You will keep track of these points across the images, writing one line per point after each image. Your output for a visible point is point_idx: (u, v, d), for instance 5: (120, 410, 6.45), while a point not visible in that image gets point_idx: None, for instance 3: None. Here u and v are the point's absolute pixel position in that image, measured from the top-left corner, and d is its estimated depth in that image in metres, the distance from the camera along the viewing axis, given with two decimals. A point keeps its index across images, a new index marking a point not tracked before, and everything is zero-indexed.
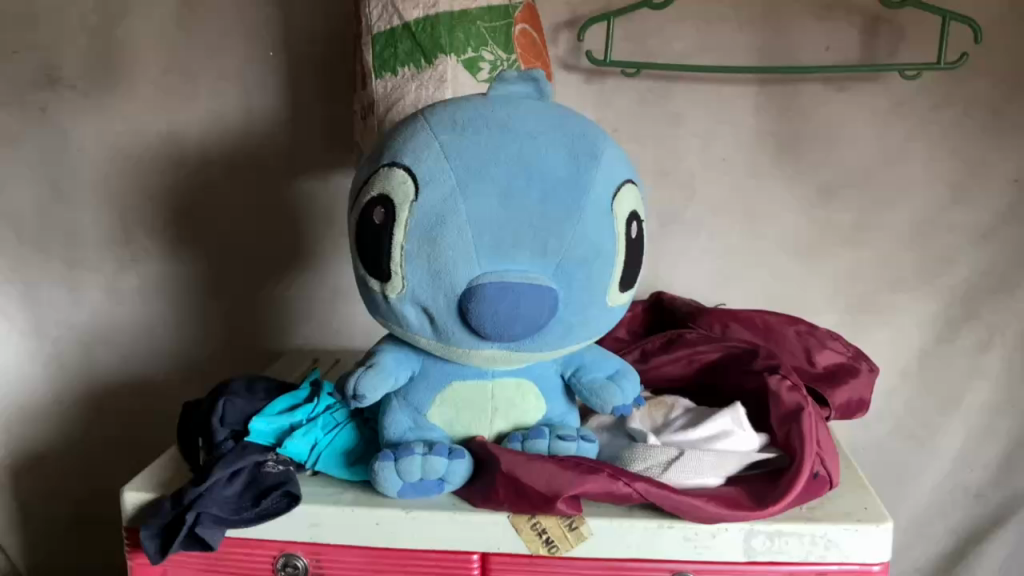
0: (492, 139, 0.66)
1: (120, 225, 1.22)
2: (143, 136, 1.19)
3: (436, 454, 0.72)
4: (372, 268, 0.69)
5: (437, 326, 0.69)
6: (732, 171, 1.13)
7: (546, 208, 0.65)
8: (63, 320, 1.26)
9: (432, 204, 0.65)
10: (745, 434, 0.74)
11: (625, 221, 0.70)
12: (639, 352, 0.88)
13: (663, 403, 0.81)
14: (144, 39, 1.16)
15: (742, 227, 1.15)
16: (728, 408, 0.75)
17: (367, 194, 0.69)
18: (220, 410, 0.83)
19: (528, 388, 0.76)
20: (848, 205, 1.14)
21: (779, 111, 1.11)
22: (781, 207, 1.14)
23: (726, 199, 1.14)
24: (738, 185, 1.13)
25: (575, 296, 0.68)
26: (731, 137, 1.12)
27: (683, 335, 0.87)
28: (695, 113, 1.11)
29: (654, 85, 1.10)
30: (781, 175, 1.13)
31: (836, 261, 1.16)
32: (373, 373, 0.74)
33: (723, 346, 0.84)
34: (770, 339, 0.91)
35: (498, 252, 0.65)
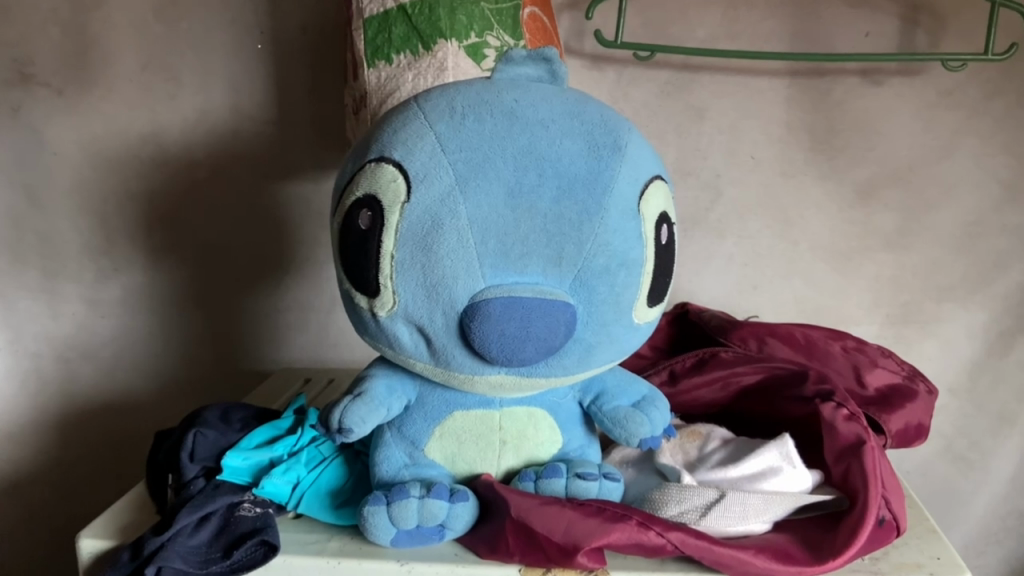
0: (498, 129, 0.55)
1: (102, 230, 1.08)
2: (124, 137, 1.05)
3: (435, 497, 0.62)
4: (359, 281, 0.59)
5: (435, 347, 0.59)
6: (763, 170, 1.02)
7: (563, 209, 0.55)
8: (42, 337, 1.12)
9: (428, 206, 0.55)
10: (796, 472, 0.64)
11: (654, 224, 0.59)
12: (667, 373, 0.78)
13: (697, 434, 0.71)
14: (120, 29, 1.02)
15: (774, 231, 1.05)
16: (775, 441, 0.65)
17: (351, 195, 0.58)
18: (190, 444, 0.73)
19: (541, 418, 0.66)
20: (890, 206, 1.02)
21: (814, 104, 1.00)
22: (816, 208, 1.03)
23: (756, 199, 1.04)
24: (768, 185, 1.03)
25: (596, 313, 0.58)
26: (762, 133, 1.01)
27: (717, 353, 0.76)
28: (720, 106, 1.01)
29: (673, 76, 1.00)
30: (815, 173, 1.02)
31: (877, 266, 1.05)
32: (362, 403, 0.63)
33: (765, 368, 0.73)
34: (814, 357, 0.81)
35: (506, 262, 0.55)
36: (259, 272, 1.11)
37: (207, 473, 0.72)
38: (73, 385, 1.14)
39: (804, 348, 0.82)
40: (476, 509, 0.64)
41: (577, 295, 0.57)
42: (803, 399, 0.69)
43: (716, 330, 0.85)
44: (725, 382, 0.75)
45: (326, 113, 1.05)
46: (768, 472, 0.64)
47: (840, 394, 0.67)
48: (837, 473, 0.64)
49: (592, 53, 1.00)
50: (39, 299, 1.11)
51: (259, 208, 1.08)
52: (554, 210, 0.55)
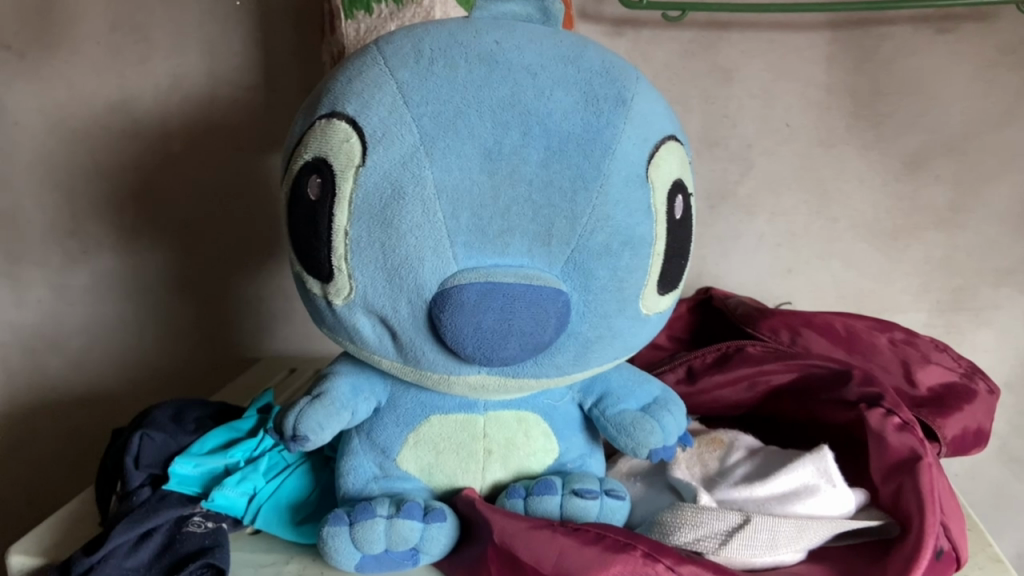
0: (473, 76, 0.45)
1: (70, 209, 0.99)
2: (92, 106, 0.96)
3: (405, 516, 0.53)
4: (310, 263, 0.49)
5: (402, 342, 0.49)
6: (798, 139, 0.91)
7: (553, 176, 0.45)
8: (8, 325, 1.03)
9: (387, 172, 0.45)
10: (836, 491, 0.53)
11: (668, 193, 0.49)
12: (685, 370, 0.67)
13: (719, 442, 0.61)
14: None
15: (811, 207, 0.94)
16: (811, 454, 0.55)
17: (300, 159, 0.48)
18: (135, 448, 0.64)
19: (533, 425, 0.56)
20: (943, 178, 0.91)
21: (857, 63, 0.88)
22: (857, 181, 0.92)
23: (790, 172, 0.93)
24: (804, 156, 0.92)
25: (595, 301, 0.48)
26: (798, 97, 0.90)
27: (744, 348, 0.66)
28: (752, 66, 0.89)
29: (698, 34, 0.88)
30: (858, 142, 0.91)
31: (927, 247, 0.94)
32: (320, 406, 0.54)
33: (800, 365, 0.63)
34: (857, 351, 0.71)
35: (482, 240, 0.45)
36: (243, 254, 1.01)
37: (154, 482, 0.63)
38: (45, 377, 1.05)
39: (845, 340, 0.71)
40: (457, 531, 0.55)
41: (571, 281, 0.47)
42: (845, 405, 0.59)
43: (743, 319, 0.75)
44: (751, 382, 0.64)
45: (312, 77, 0.94)
46: (802, 491, 0.53)
47: (890, 399, 0.57)
48: (886, 493, 0.53)
49: (606, 8, 0.89)
50: (3, 283, 1.02)
51: (242, 182, 0.99)
52: (542, 176, 0.45)
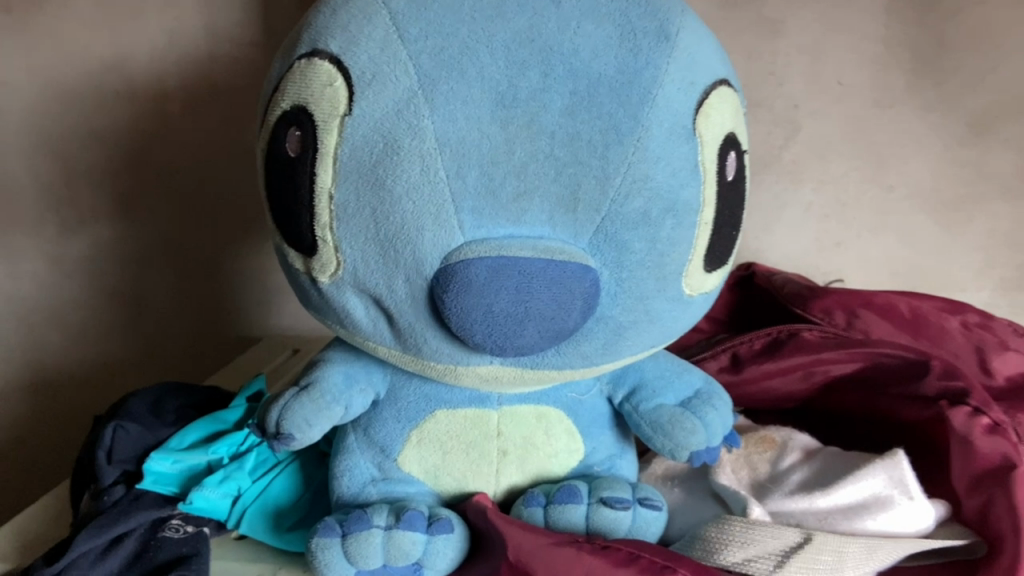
0: (483, 4, 0.37)
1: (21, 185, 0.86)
2: (41, 66, 0.83)
3: (406, 526, 0.45)
4: (291, 233, 0.41)
5: (399, 327, 0.42)
6: (849, 100, 0.76)
7: (580, 128, 0.37)
8: None
9: (377, 122, 0.37)
10: (912, 505, 0.45)
11: (719, 149, 0.41)
12: (730, 356, 0.59)
13: (771, 440, 0.53)
14: None
15: (862, 175, 0.79)
16: (883, 460, 0.46)
17: (276, 108, 0.40)
18: (108, 441, 0.57)
19: (553, 422, 0.48)
20: (1010, 142, 0.75)
21: (920, 11, 0.72)
22: (915, 145, 0.77)
23: (838, 136, 0.78)
24: (856, 119, 0.77)
25: (630, 280, 0.40)
26: (850, 50, 0.74)
27: (798, 332, 0.57)
28: (801, 16, 0.74)
29: None
30: (916, 103, 0.75)
31: (991, 219, 0.78)
32: (309, 400, 0.46)
33: (865, 354, 0.54)
34: (924, 336, 0.62)
35: (494, 205, 0.37)
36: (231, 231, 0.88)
37: (128, 480, 0.56)
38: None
39: (910, 324, 0.62)
40: (466, 543, 0.47)
41: (600, 255, 0.39)
42: (923, 402, 0.51)
43: (792, 300, 0.66)
44: (808, 372, 0.56)
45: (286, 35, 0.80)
46: (873, 505, 0.45)
47: (977, 396, 0.48)
48: (970, 510, 0.45)
49: None
50: None
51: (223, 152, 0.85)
52: (566, 128, 0.37)
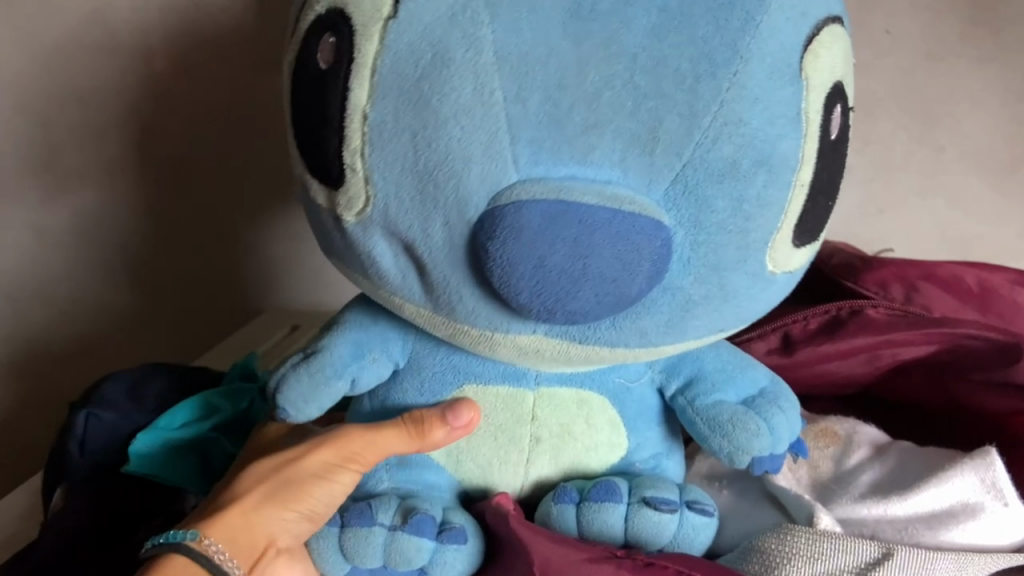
0: None
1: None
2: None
3: (409, 531, 0.39)
4: (315, 161, 0.36)
5: (430, 281, 0.36)
6: (899, 52, 0.62)
7: (666, 53, 0.31)
8: None
9: (428, 28, 0.32)
10: (1006, 511, 0.40)
11: (826, 98, 0.35)
12: (781, 336, 0.53)
13: (833, 435, 0.47)
14: None
15: (911, 134, 0.64)
16: (972, 460, 0.41)
17: (312, 12, 0.35)
18: (79, 430, 0.53)
19: (593, 412, 0.42)
20: None
21: None
22: (972, 101, 0.62)
23: (884, 95, 0.63)
24: (906, 70, 0.62)
25: (707, 244, 0.34)
26: None
27: (863, 309, 0.52)
28: None
29: None
30: (972, 57, 0.61)
31: None
32: (309, 368, 0.40)
33: (944, 336, 0.50)
34: (993, 311, 0.56)
35: (557, 136, 0.31)
36: (242, 203, 0.77)
37: (104, 472, 0.53)
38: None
39: (977, 298, 0.56)
40: (478, 550, 0.41)
41: (676, 211, 0.33)
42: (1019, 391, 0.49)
43: (840, 269, 0.56)
44: (872, 355, 0.52)
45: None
46: (959, 512, 0.40)
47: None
48: None
49: None
50: None
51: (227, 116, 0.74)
52: (651, 51, 0.31)
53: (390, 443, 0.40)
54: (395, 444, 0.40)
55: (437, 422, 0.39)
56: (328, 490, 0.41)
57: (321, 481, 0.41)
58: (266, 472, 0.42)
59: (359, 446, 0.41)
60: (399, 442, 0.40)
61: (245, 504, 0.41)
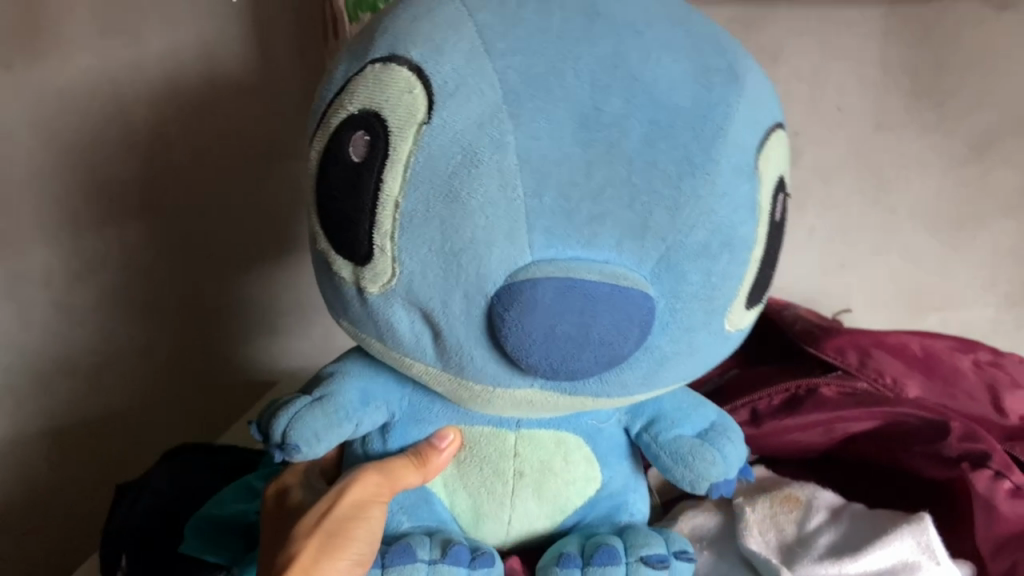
0: (570, 26, 0.37)
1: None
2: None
3: (452, 562, 0.43)
4: (342, 240, 0.41)
5: (443, 344, 0.41)
6: (849, 124, 0.79)
7: (657, 157, 0.38)
8: None
9: (458, 133, 0.37)
10: (937, 567, 0.51)
11: (773, 188, 0.42)
12: (748, 411, 0.66)
13: (795, 500, 0.57)
14: None
15: (866, 197, 0.82)
16: (910, 527, 0.52)
17: (336, 108, 0.40)
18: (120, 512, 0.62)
19: (572, 448, 0.45)
20: (1012, 162, 0.80)
21: (918, 40, 0.76)
22: (917, 166, 0.81)
23: (840, 158, 0.81)
24: (858, 142, 0.80)
25: (683, 309, 0.41)
26: (851, 80, 0.78)
27: (816, 386, 0.64)
28: (800, 44, 0.76)
29: (739, 13, 0.75)
30: (917, 125, 0.79)
31: (996, 236, 0.83)
32: (320, 415, 0.43)
33: (885, 414, 0.62)
34: (938, 374, 0.65)
35: (568, 227, 0.38)
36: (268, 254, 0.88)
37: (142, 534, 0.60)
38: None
39: (922, 361, 0.65)
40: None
41: (660, 284, 0.40)
42: (945, 462, 0.60)
43: (804, 337, 0.68)
44: (827, 427, 0.63)
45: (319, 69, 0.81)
46: (901, 570, 0.51)
47: (997, 458, 0.58)
48: (995, 568, 0.56)
49: None
50: None
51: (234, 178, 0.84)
52: (645, 156, 0.38)
53: (404, 478, 0.44)
54: (410, 474, 0.44)
55: (430, 448, 0.44)
56: (366, 526, 0.45)
57: (357, 520, 0.45)
58: (308, 528, 0.45)
59: (376, 482, 0.44)
60: (413, 475, 0.44)
61: (301, 563, 0.44)
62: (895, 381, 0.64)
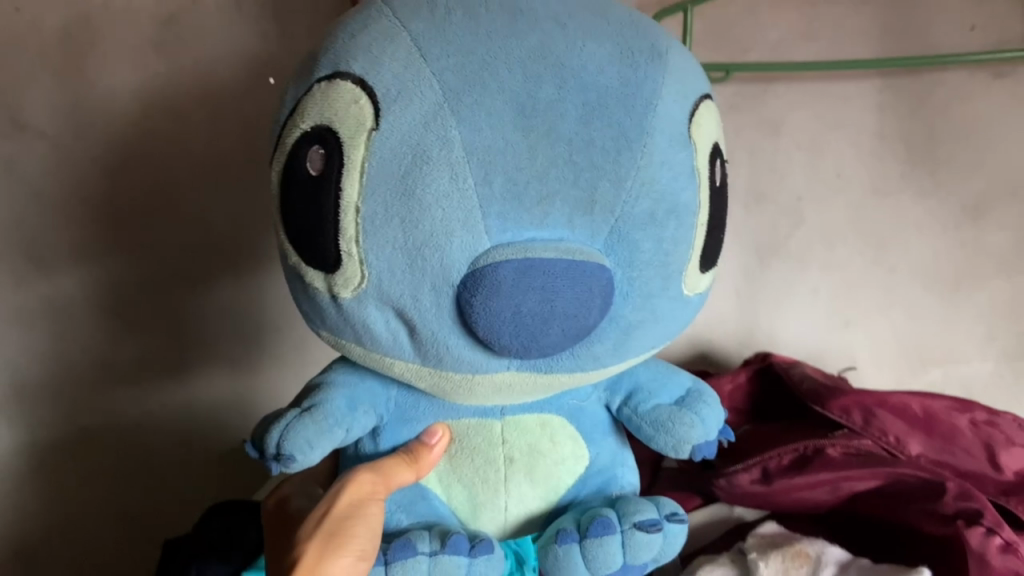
0: (497, 26, 0.42)
1: (108, 276, 0.94)
2: (101, 163, 0.90)
3: (452, 552, 0.45)
4: (313, 251, 0.45)
5: (420, 340, 0.45)
6: (849, 190, 0.97)
7: (592, 135, 0.41)
8: (62, 427, 0.97)
9: (406, 135, 0.42)
10: None
11: (709, 157, 0.46)
12: (760, 470, 0.80)
13: (805, 556, 0.69)
14: (136, 67, 0.87)
15: (867, 256, 1.00)
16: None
17: (296, 130, 0.45)
18: None
19: (557, 428, 0.49)
20: (1003, 226, 0.98)
21: (911, 109, 0.94)
22: (916, 230, 0.98)
23: (845, 223, 0.99)
24: (858, 206, 0.98)
25: (641, 277, 0.44)
26: (848, 148, 0.96)
27: (822, 448, 0.79)
28: (801, 118, 0.95)
29: (743, 89, 0.94)
30: (915, 191, 0.97)
31: (992, 293, 1.00)
32: (312, 422, 0.46)
33: (885, 474, 0.75)
34: (937, 433, 0.80)
35: (519, 209, 0.41)
36: None
37: None
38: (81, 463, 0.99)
39: (924, 421, 0.81)
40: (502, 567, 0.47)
41: (614, 254, 0.43)
42: (942, 518, 0.71)
43: (813, 397, 0.84)
44: (833, 485, 0.78)
45: None
46: None
47: (987, 516, 0.69)
48: None
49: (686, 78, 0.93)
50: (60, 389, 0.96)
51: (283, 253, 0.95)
52: (581, 135, 0.41)
53: (394, 475, 0.47)
54: (399, 472, 0.47)
55: (421, 446, 0.48)
56: (365, 524, 0.48)
57: (356, 520, 0.48)
58: (313, 531, 0.49)
59: (369, 481, 0.47)
60: (401, 473, 0.47)
61: (307, 563, 0.48)
62: (897, 438, 0.79)
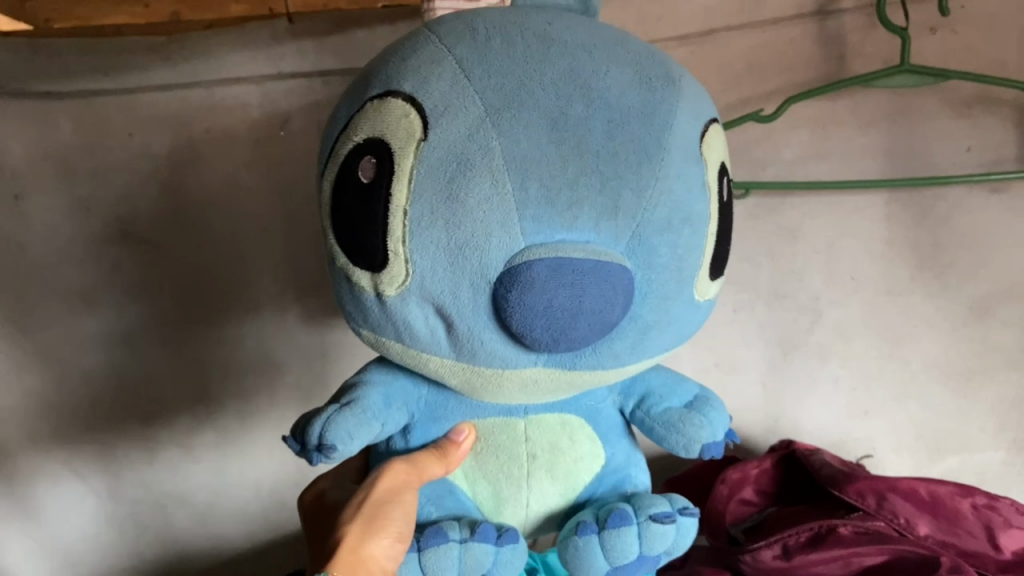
0: (532, 51, 0.47)
1: (189, 349, 1.05)
2: (186, 251, 1.02)
3: (480, 538, 0.49)
4: (362, 254, 0.49)
5: (456, 334, 0.49)
6: (863, 290, 1.03)
7: (617, 147, 0.46)
8: (141, 484, 1.10)
9: (451, 145, 0.46)
10: None
11: (718, 173, 0.52)
12: (780, 547, 0.86)
13: None
14: (216, 170, 0.99)
15: (882, 352, 1.06)
16: None
17: (350, 143, 0.50)
18: None
19: (576, 429, 0.53)
20: (1009, 323, 1.04)
21: (917, 221, 1.01)
22: (926, 326, 1.04)
23: (860, 323, 1.05)
24: (872, 306, 1.04)
25: (658, 281, 0.48)
26: (862, 255, 1.02)
27: (835, 527, 0.84)
28: (817, 227, 1.01)
29: (761, 202, 1.01)
30: (923, 292, 1.03)
31: (1000, 387, 1.07)
32: (351, 415, 0.49)
33: (889, 549, 0.83)
34: (943, 515, 0.86)
35: (552, 212, 0.45)
36: None
37: None
38: (160, 512, 1.12)
39: (930, 504, 0.86)
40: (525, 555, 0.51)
41: (634, 257, 0.47)
42: None
43: (831, 480, 0.89)
44: (844, 561, 0.84)
45: None
46: None
47: None
48: None
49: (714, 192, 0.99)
50: (139, 446, 1.09)
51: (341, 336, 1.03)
52: (608, 147, 0.46)
53: (426, 469, 0.51)
54: (430, 466, 0.51)
55: (450, 442, 0.52)
56: (401, 508, 0.53)
57: (393, 505, 0.53)
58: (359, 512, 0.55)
59: (404, 472, 0.51)
60: (433, 467, 0.51)
61: (352, 541, 0.55)
62: (906, 520, 0.85)
